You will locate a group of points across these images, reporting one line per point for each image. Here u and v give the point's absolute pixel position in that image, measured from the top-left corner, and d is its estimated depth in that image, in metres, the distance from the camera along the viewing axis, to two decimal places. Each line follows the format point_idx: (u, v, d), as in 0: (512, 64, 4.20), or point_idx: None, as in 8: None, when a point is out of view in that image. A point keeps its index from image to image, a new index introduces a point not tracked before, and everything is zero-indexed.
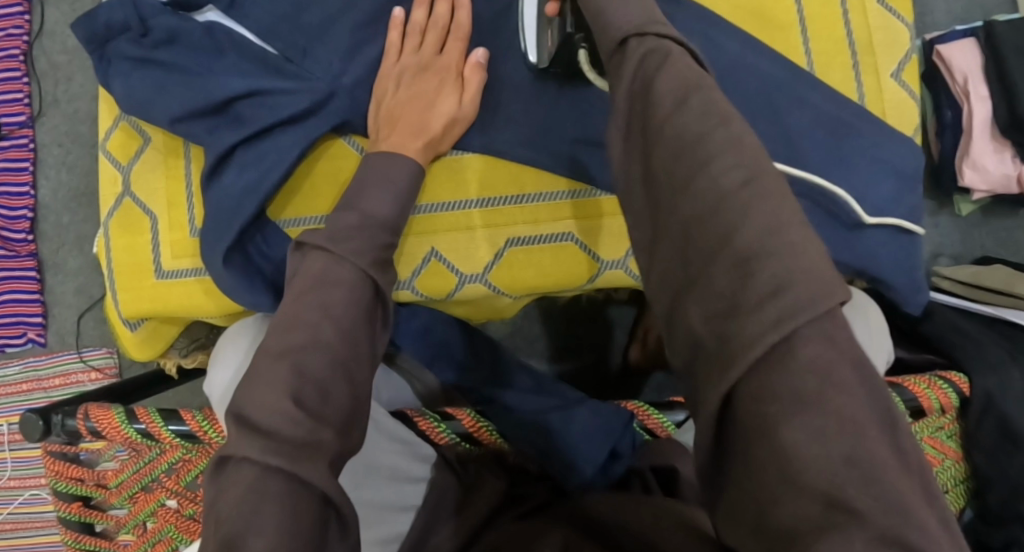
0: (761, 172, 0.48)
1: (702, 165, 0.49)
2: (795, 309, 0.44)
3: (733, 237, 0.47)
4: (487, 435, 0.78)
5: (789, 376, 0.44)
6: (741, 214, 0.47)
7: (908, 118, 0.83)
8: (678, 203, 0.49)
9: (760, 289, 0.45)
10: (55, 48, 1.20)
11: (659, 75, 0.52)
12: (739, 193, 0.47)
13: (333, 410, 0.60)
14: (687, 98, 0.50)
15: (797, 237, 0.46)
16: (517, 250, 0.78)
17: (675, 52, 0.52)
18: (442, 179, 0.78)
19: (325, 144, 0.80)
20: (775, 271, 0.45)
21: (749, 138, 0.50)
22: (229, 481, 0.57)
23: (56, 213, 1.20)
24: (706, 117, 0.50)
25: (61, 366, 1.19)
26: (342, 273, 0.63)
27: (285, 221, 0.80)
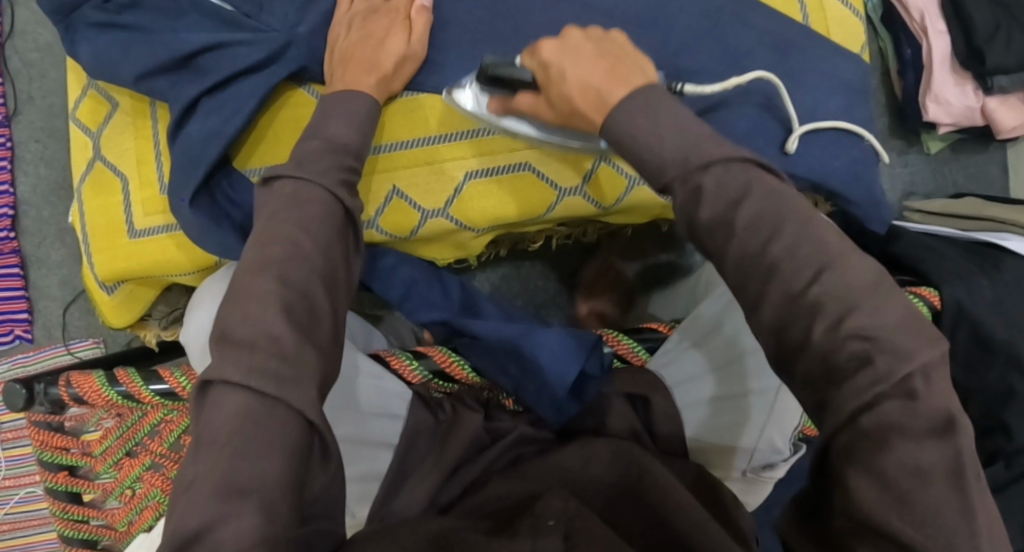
0: (829, 264, 0.56)
1: (769, 274, 0.58)
2: (881, 381, 0.54)
3: (810, 335, 0.56)
4: (461, 370, 0.79)
5: (864, 431, 0.54)
6: (816, 307, 0.56)
7: (852, 35, 0.85)
8: (726, 236, 0.59)
9: (847, 364, 0.55)
10: (27, 46, 1.22)
11: (700, 205, 0.59)
12: (809, 291, 0.56)
13: (310, 326, 0.61)
14: (742, 201, 0.58)
15: (869, 296, 0.55)
16: (476, 183, 0.79)
17: (705, 176, 0.59)
18: (399, 120, 0.79)
19: (285, 94, 0.82)
20: (856, 344, 0.55)
21: (812, 223, 0.58)
22: (216, 400, 0.58)
23: (37, 208, 1.22)
24: (760, 227, 0.58)
25: (50, 359, 1.20)
26: (313, 193, 0.64)
27: (250, 169, 0.81)
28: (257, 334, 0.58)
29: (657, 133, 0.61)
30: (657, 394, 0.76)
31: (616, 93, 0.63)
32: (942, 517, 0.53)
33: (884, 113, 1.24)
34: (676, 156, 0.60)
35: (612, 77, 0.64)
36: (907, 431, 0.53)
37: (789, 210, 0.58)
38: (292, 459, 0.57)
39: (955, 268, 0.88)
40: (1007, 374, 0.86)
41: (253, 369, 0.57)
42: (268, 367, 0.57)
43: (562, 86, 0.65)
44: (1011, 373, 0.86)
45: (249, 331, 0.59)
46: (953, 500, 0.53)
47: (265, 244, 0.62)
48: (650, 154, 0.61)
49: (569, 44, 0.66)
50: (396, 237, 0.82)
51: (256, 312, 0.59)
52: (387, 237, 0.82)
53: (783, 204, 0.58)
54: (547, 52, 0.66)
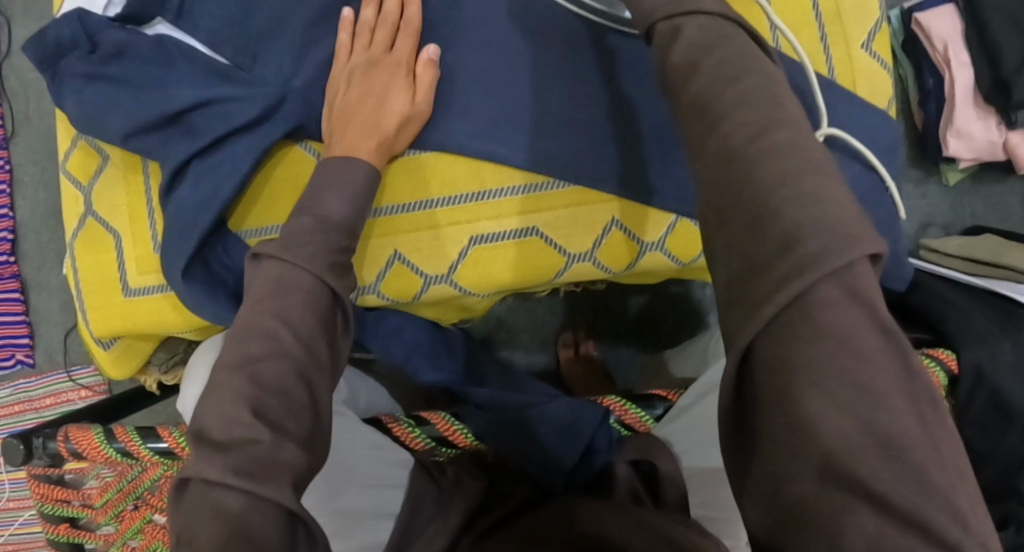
0: (776, 121, 0.52)
1: (714, 125, 0.53)
2: (810, 260, 0.47)
3: (745, 198, 0.51)
4: (463, 438, 0.78)
5: (811, 344, 0.47)
6: (754, 163, 0.51)
7: (881, 90, 0.82)
8: (685, 82, 0.55)
9: (775, 240, 0.49)
10: (25, 67, 1.20)
11: (675, 47, 0.57)
12: (749, 146, 0.51)
13: (296, 423, 0.57)
14: (714, 47, 0.56)
15: (809, 171, 0.50)
16: (482, 247, 0.77)
17: (688, 18, 0.58)
18: (402, 180, 0.77)
19: (282, 151, 0.79)
20: (789, 221, 0.49)
21: (778, 87, 0.54)
22: (193, 503, 0.54)
23: (36, 231, 1.20)
24: (721, 77, 0.54)
25: (52, 386, 1.19)
26: (299, 279, 0.60)
27: (247, 231, 0.79)
28: (237, 433, 0.55)
29: None
30: (663, 458, 0.73)
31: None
32: (906, 445, 0.46)
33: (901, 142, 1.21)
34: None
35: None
36: (855, 343, 0.47)
37: (756, 68, 0.55)
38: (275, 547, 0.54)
39: (974, 329, 0.86)
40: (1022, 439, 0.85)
41: (236, 469, 0.54)
42: (248, 468, 0.54)
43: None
44: None
45: (227, 431, 0.55)
46: (917, 428, 0.46)
47: (241, 335, 0.58)
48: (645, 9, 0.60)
49: None
50: (398, 302, 0.80)
51: (233, 411, 0.55)
52: (389, 301, 0.80)
53: (756, 64, 0.55)
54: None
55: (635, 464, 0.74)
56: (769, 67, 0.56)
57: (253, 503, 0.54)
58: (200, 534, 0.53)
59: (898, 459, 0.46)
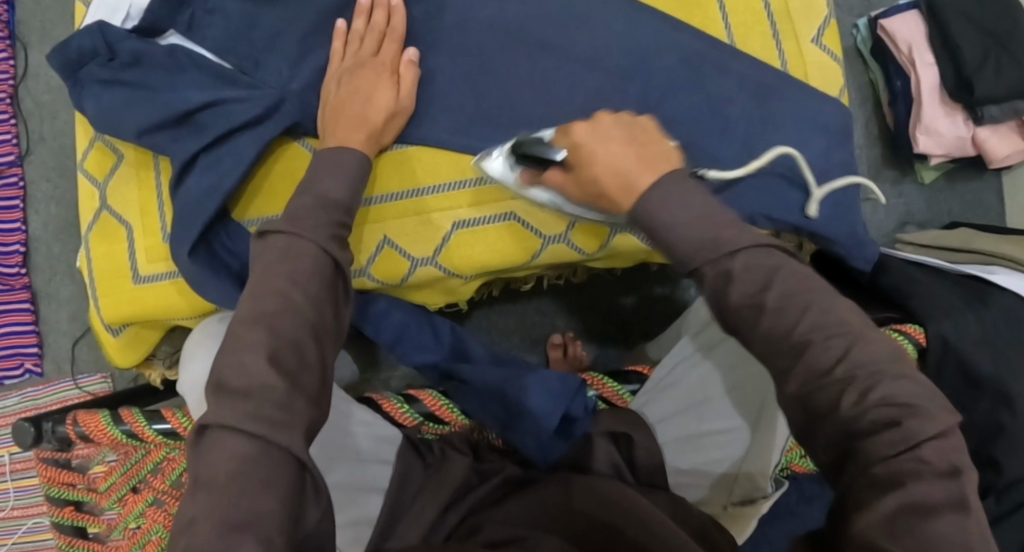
0: (856, 340, 0.57)
1: (799, 352, 0.57)
2: (906, 438, 0.54)
3: (836, 405, 0.56)
4: (450, 414, 0.81)
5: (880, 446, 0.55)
6: (847, 380, 0.56)
7: (832, 80, 0.85)
8: (753, 322, 0.58)
9: (874, 421, 0.55)
10: (40, 89, 1.26)
11: (729, 288, 0.59)
12: (835, 370, 0.56)
13: (309, 377, 0.61)
14: (766, 287, 0.58)
15: (892, 373, 0.56)
16: (464, 232, 0.81)
17: (737, 255, 0.59)
18: (390, 171, 0.81)
19: (280, 148, 0.86)
20: (885, 410, 0.55)
21: (837, 300, 0.58)
22: (212, 444, 0.58)
23: (48, 245, 1.25)
24: (788, 309, 0.58)
25: (59, 394, 1.23)
26: (304, 247, 0.64)
27: (249, 220, 0.85)
28: (251, 381, 0.59)
29: (688, 218, 0.60)
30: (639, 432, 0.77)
31: (644, 179, 0.62)
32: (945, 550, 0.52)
33: (875, 144, 1.25)
34: (704, 239, 0.59)
35: (642, 161, 0.63)
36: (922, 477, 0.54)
37: (812, 293, 0.58)
38: (287, 496, 0.57)
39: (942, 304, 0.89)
40: (995, 411, 0.86)
41: (249, 414, 0.58)
42: (259, 410, 0.58)
43: (595, 163, 0.65)
44: (999, 408, 0.86)
45: (244, 380, 0.59)
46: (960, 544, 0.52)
47: (256, 296, 0.62)
48: (681, 222, 0.60)
49: (603, 127, 0.66)
50: (387, 285, 0.83)
51: (250, 357, 0.60)
52: (379, 284, 0.83)
53: (810, 290, 0.58)
54: (586, 137, 0.66)
55: (612, 435, 0.77)
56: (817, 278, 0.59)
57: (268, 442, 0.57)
58: (218, 472, 0.57)
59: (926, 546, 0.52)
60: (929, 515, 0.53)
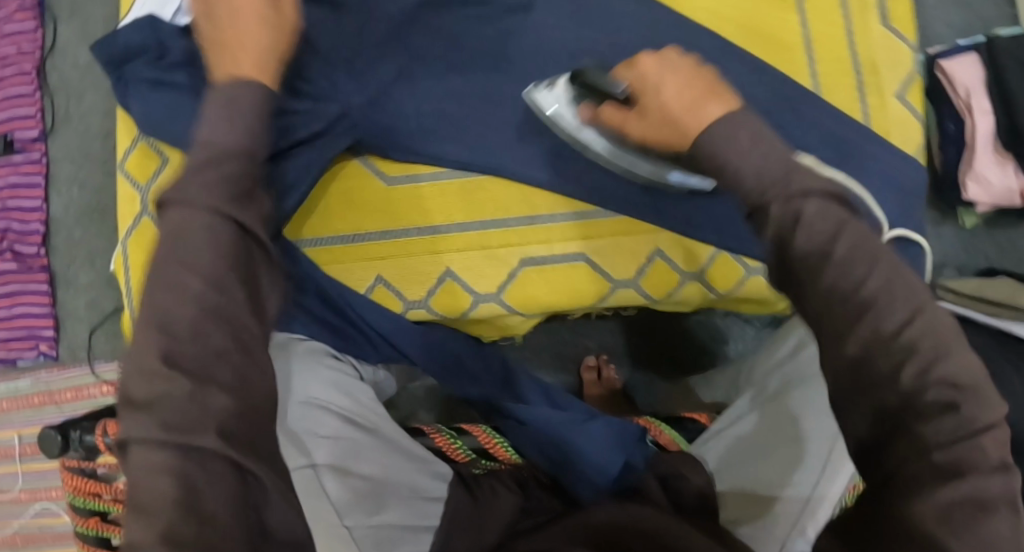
0: (922, 307, 0.50)
1: (861, 313, 0.50)
2: (965, 426, 0.48)
3: (897, 378, 0.49)
4: (503, 452, 0.81)
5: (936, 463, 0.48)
6: (907, 353, 0.49)
7: (912, 139, 0.83)
8: (812, 285, 0.52)
9: (932, 405, 0.49)
10: (67, 64, 1.22)
11: (797, 233, 0.52)
12: (899, 337, 0.49)
13: (221, 368, 0.53)
14: (836, 237, 0.51)
15: (956, 351, 0.50)
16: (530, 269, 0.78)
17: (806, 199, 0.52)
18: (456, 201, 0.79)
19: (339, 165, 0.81)
20: (943, 390, 0.49)
21: (901, 270, 0.51)
22: (139, 465, 0.52)
23: (69, 228, 1.22)
24: (858, 265, 0.51)
25: (74, 381, 1.20)
26: (194, 218, 0.54)
27: (304, 240, 0.80)
28: (156, 387, 0.52)
29: (745, 159, 0.55)
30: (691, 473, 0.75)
31: (712, 109, 0.58)
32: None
33: None
34: (775, 172, 0.54)
35: (709, 92, 0.59)
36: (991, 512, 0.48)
37: (881, 252, 0.51)
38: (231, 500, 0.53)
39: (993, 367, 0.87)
40: None
41: (158, 425, 0.52)
42: (186, 424, 0.52)
43: (659, 95, 0.61)
44: None
45: (148, 389, 0.52)
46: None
47: (152, 284, 0.54)
48: (746, 179, 0.54)
49: (667, 61, 0.63)
50: (446, 318, 0.80)
51: (145, 355, 0.52)
52: (437, 317, 0.80)
53: (880, 246, 0.51)
54: (647, 64, 0.63)
55: (661, 479, 0.75)
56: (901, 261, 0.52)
57: (197, 456, 0.52)
58: (153, 498, 0.52)
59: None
60: (987, 511, 0.48)
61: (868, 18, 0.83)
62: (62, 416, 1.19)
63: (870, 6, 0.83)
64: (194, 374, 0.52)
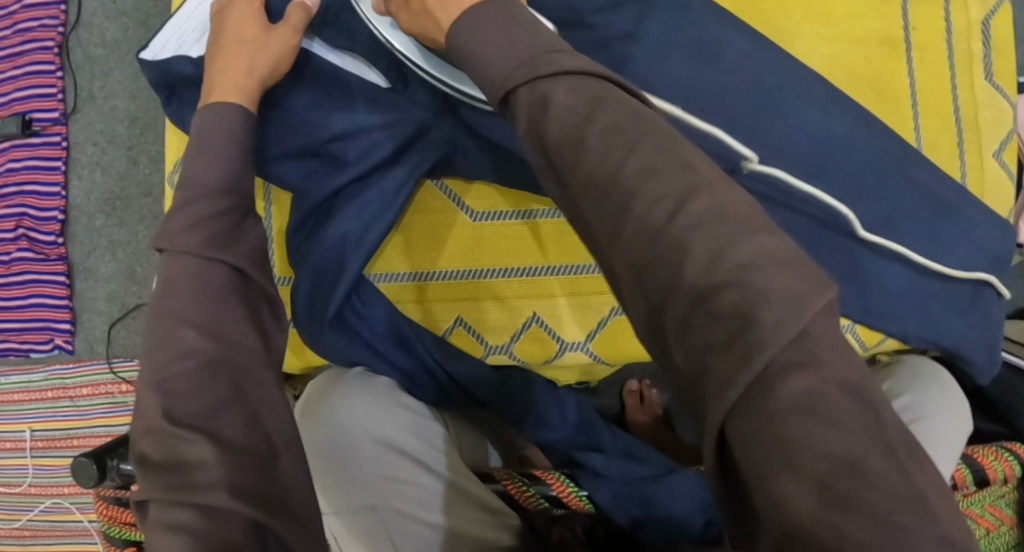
0: (694, 188, 0.46)
1: (625, 205, 0.47)
2: (769, 339, 0.42)
3: (682, 270, 0.45)
4: (578, 502, 0.75)
5: (779, 425, 0.41)
6: (681, 243, 0.45)
7: (1004, 199, 0.82)
8: (576, 162, 0.49)
9: (722, 306, 0.43)
10: (92, 41, 1.14)
11: (548, 119, 0.50)
12: (670, 227, 0.45)
13: (226, 419, 0.54)
14: (593, 117, 0.49)
15: (747, 233, 0.45)
16: (621, 319, 0.78)
17: (554, 86, 0.50)
18: (549, 241, 0.77)
19: (418, 195, 0.78)
20: (734, 291, 0.43)
21: (678, 143, 0.49)
22: (154, 521, 0.53)
23: (89, 216, 1.15)
24: (614, 147, 0.48)
25: (91, 376, 1.13)
26: (188, 263, 0.58)
27: (383, 275, 0.77)
28: (171, 450, 0.53)
29: (495, 46, 0.53)
30: None
31: None
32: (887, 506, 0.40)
33: None
34: (523, 57, 0.52)
35: None
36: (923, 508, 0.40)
37: (646, 130, 0.49)
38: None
39: None
40: None
41: (172, 486, 0.53)
42: (205, 481, 0.52)
43: None
44: None
45: (163, 450, 0.53)
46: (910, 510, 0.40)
47: (148, 345, 0.56)
48: (496, 81, 0.52)
49: None
50: (529, 363, 0.79)
51: (147, 410, 0.54)
52: (519, 362, 0.79)
53: (668, 141, 0.49)
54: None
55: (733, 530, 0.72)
56: (690, 148, 0.49)
57: None
58: None
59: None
60: (855, 467, 0.40)
61: (973, 71, 0.81)
62: (76, 411, 1.13)
63: (977, 60, 0.82)
64: (198, 426, 0.53)
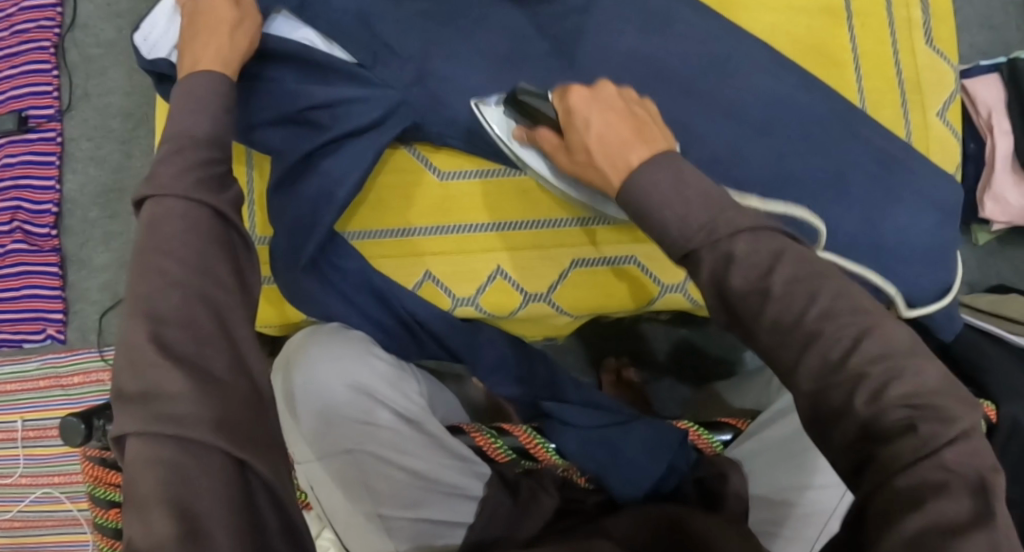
0: (869, 327, 0.51)
1: (807, 345, 0.52)
2: (932, 443, 0.49)
3: (852, 403, 0.51)
4: (544, 452, 0.79)
5: (903, 491, 0.49)
6: (863, 377, 0.51)
7: (950, 156, 0.86)
8: (756, 317, 0.53)
9: (894, 421, 0.50)
10: (88, 41, 1.19)
11: (730, 273, 0.53)
12: (851, 362, 0.51)
13: (213, 359, 0.56)
14: (772, 269, 0.53)
15: (910, 361, 0.51)
16: (582, 271, 0.81)
17: (734, 240, 0.54)
18: (512, 196, 0.80)
19: (387, 156, 0.81)
20: (902, 409, 0.50)
21: (824, 265, 0.54)
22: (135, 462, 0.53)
23: (83, 208, 1.19)
24: (795, 295, 0.52)
25: (82, 364, 1.16)
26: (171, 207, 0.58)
27: (355, 232, 0.81)
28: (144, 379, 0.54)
29: (678, 209, 0.55)
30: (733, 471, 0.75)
31: (636, 154, 0.58)
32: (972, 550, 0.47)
33: None
34: (698, 220, 0.55)
35: (636, 134, 0.60)
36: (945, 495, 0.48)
37: (829, 276, 0.53)
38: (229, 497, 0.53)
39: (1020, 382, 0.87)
40: None
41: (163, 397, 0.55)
42: None
43: (581, 133, 0.61)
44: None
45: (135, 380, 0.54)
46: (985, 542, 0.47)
47: (133, 278, 0.57)
48: (675, 240, 0.55)
49: (599, 97, 0.62)
50: (494, 316, 0.82)
51: (135, 336, 0.55)
52: (485, 314, 0.82)
53: (816, 266, 0.53)
54: (577, 101, 0.62)
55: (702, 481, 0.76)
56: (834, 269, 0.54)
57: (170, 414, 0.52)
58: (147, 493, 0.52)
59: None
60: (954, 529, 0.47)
61: (913, 39, 0.86)
62: (68, 400, 1.16)
63: (917, 26, 0.86)
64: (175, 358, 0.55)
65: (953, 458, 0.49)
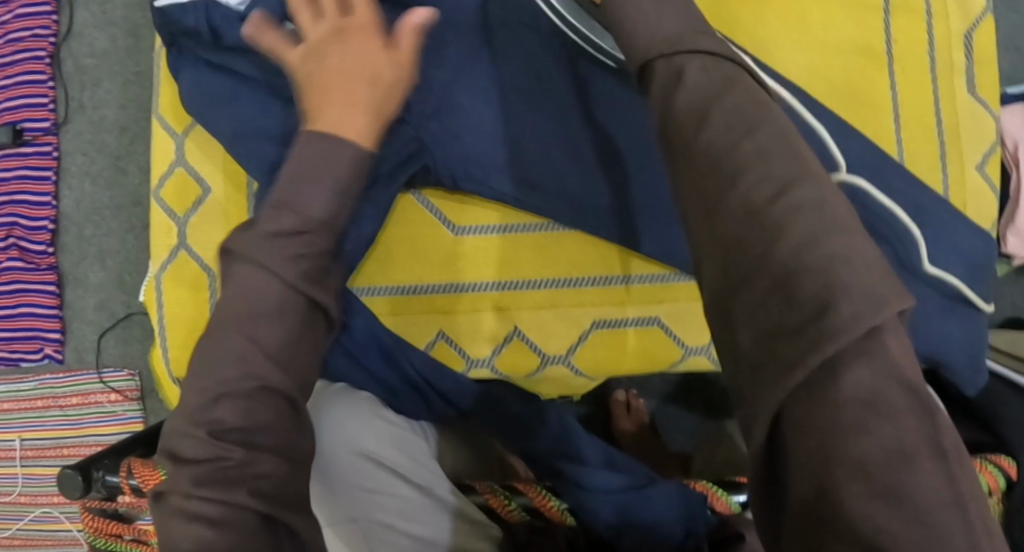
0: (795, 179, 0.45)
1: (732, 180, 0.46)
2: (842, 328, 0.40)
3: (773, 247, 0.43)
4: (556, 512, 0.74)
5: (835, 415, 0.40)
6: (781, 222, 0.44)
7: (986, 210, 0.82)
8: (691, 139, 0.48)
9: (806, 293, 0.42)
10: (83, 51, 1.15)
11: (679, 90, 0.49)
12: (772, 206, 0.44)
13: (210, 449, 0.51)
14: (722, 94, 0.49)
15: (840, 230, 0.43)
16: (602, 331, 0.79)
17: (690, 61, 0.50)
18: (532, 255, 0.78)
19: (399, 207, 0.78)
20: (817, 273, 0.42)
21: (791, 136, 0.48)
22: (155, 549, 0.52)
23: (79, 225, 1.15)
24: (734, 126, 0.47)
25: (81, 385, 1.14)
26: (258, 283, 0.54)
27: (368, 288, 0.78)
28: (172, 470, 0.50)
29: (660, 9, 0.53)
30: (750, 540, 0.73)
31: None
32: (932, 514, 0.39)
33: None
34: (668, 36, 0.52)
35: None
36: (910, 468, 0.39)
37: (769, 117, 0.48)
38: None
39: None
40: None
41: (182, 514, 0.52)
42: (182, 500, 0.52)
43: None
44: None
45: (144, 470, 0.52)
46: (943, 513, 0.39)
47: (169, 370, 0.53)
48: (638, 44, 0.53)
49: None
50: (510, 376, 0.80)
51: None
52: (500, 375, 0.80)
53: (764, 114, 0.48)
54: None
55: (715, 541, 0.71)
56: (792, 134, 0.48)
57: None
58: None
59: (903, 511, 0.39)
60: (906, 464, 0.39)
61: (954, 84, 0.82)
62: (66, 420, 1.14)
63: (959, 72, 0.82)
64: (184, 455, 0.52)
65: (870, 360, 0.40)
